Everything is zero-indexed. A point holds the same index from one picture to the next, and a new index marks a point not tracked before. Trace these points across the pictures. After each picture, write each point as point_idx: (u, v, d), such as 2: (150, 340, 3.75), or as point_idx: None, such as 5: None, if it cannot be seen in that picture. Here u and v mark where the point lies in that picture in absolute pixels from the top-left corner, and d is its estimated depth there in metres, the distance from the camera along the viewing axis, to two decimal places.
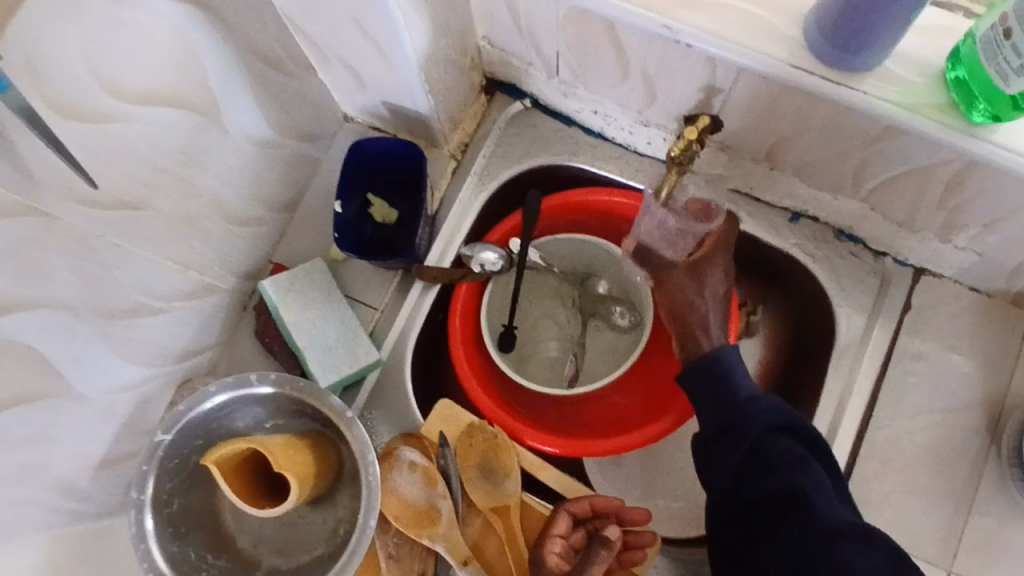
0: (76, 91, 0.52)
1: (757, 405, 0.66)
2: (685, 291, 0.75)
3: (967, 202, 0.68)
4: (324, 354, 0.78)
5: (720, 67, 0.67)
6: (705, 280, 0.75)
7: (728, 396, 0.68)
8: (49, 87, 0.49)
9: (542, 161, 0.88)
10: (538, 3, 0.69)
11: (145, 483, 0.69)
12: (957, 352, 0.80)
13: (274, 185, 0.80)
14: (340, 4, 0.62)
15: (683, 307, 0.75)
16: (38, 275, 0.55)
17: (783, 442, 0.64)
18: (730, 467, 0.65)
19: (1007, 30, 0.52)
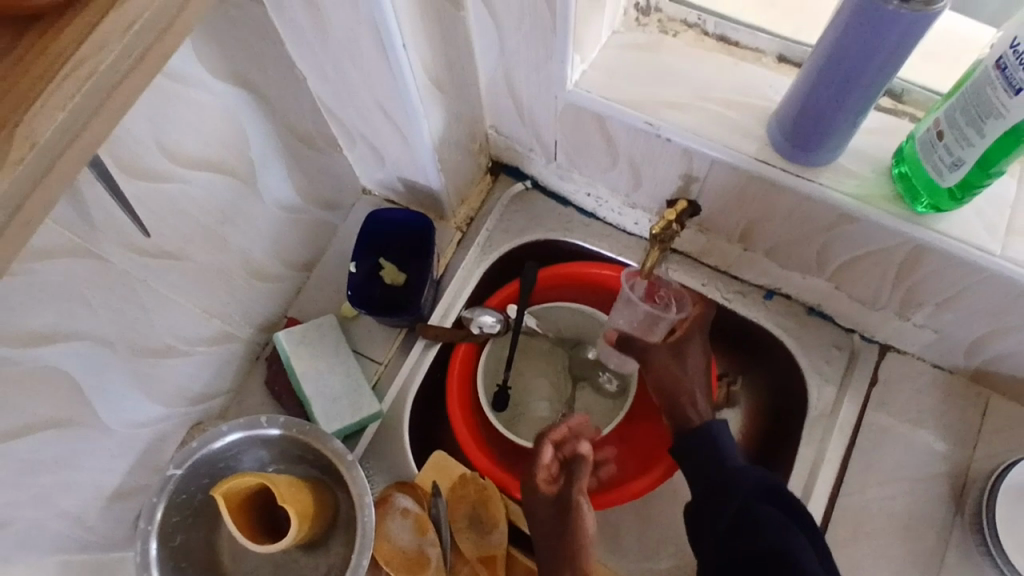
0: (140, 154, 0.61)
1: (745, 473, 0.71)
2: (674, 367, 0.82)
3: (920, 283, 0.75)
4: (329, 403, 0.84)
5: (695, 158, 0.76)
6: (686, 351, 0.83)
7: (717, 467, 0.74)
8: (119, 150, 0.58)
9: (539, 235, 0.96)
10: (539, 98, 0.79)
11: (153, 515, 0.73)
12: (923, 424, 0.85)
13: (295, 247, 0.88)
14: (367, 91, 0.72)
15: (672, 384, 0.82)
16: (86, 310, 0.62)
17: (765, 508, 0.67)
18: (717, 531, 0.68)
19: (940, 132, 0.61)
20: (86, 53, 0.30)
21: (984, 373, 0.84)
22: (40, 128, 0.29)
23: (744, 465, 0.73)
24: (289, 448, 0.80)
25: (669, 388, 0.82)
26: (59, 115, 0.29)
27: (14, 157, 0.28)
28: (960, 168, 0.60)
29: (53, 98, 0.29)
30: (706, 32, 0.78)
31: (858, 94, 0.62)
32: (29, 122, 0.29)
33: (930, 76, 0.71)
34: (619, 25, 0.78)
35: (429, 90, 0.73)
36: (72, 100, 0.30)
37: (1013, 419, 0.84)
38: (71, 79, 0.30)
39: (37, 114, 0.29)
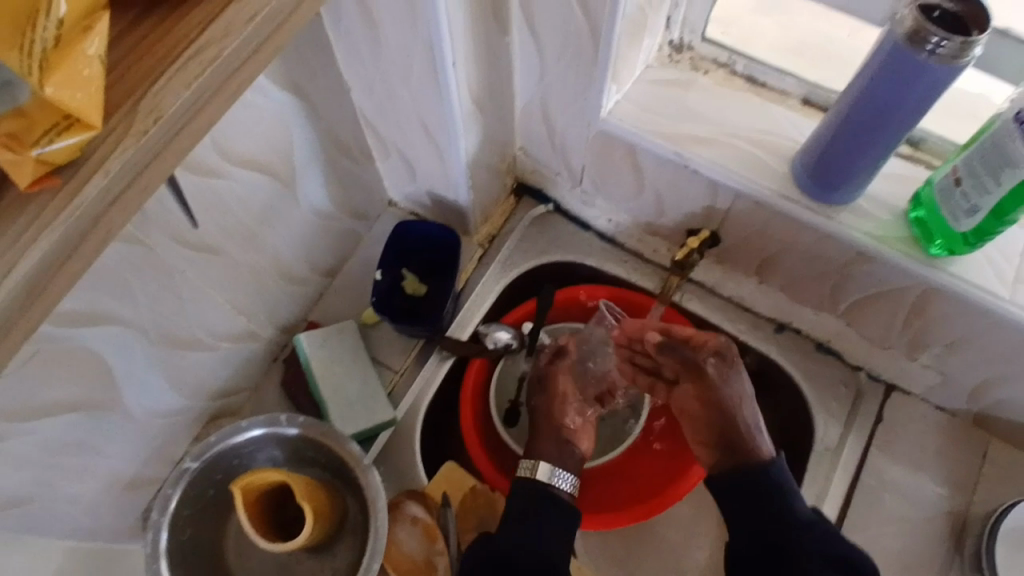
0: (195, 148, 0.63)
1: (803, 518, 0.72)
2: (701, 396, 0.84)
3: (929, 324, 0.78)
4: (346, 407, 0.85)
5: (720, 191, 0.79)
6: (709, 369, 0.83)
7: (790, 513, 0.73)
8: None
9: (559, 257, 0.99)
10: (572, 124, 0.83)
11: (167, 506, 0.73)
12: (925, 464, 0.87)
13: (322, 251, 0.90)
14: (411, 106, 0.75)
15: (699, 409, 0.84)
16: (125, 294, 0.63)
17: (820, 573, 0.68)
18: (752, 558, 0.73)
19: (958, 179, 0.64)
20: (211, 38, 0.32)
21: (986, 418, 0.86)
22: (164, 103, 0.31)
23: (811, 516, 0.73)
24: (304, 449, 0.80)
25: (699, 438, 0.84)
26: (182, 93, 0.32)
27: (138, 128, 0.31)
28: (976, 215, 0.63)
29: (179, 76, 0.32)
30: (735, 72, 0.81)
31: (884, 137, 0.65)
32: (155, 97, 0.31)
33: (947, 128, 0.75)
34: (653, 60, 0.82)
35: (471, 110, 0.76)
36: (195, 79, 0.32)
37: (1013, 465, 0.86)
38: (197, 60, 0.32)
39: (163, 89, 0.32)
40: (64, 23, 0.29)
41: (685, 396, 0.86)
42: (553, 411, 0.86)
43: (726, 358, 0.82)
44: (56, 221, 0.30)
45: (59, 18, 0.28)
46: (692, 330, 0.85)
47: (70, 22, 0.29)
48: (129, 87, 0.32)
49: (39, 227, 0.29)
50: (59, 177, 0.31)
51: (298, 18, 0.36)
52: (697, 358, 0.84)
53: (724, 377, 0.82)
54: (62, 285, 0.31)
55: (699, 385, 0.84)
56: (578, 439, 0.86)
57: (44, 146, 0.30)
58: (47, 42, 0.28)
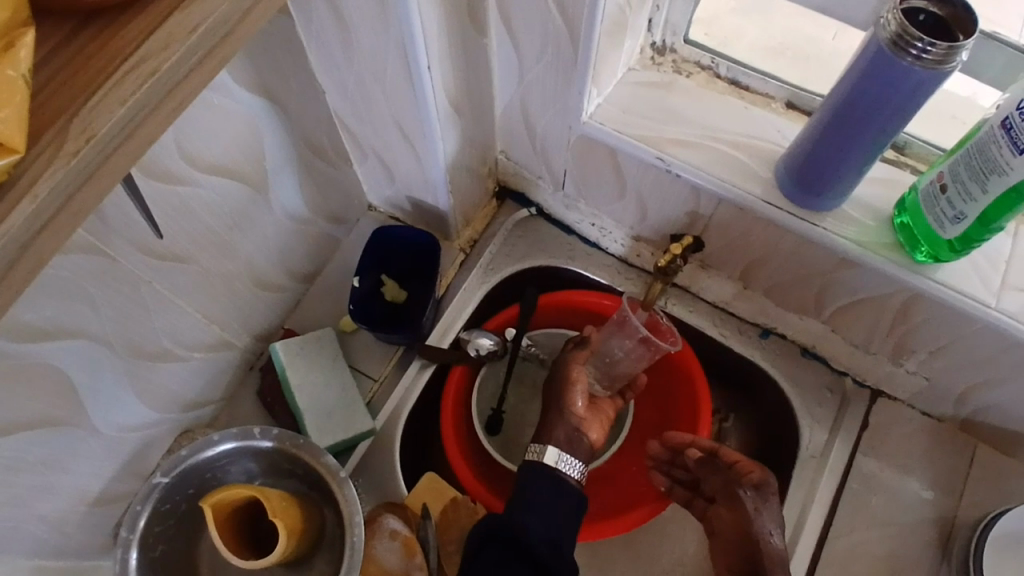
0: (159, 155, 0.60)
1: None
2: (733, 515, 0.79)
3: (914, 330, 0.77)
4: (323, 417, 0.83)
5: (703, 196, 0.78)
6: (744, 500, 0.78)
7: None
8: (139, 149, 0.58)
9: (542, 262, 0.97)
10: (553, 127, 0.81)
11: (136, 523, 0.71)
12: (911, 470, 0.86)
13: (298, 258, 0.88)
14: (387, 110, 0.73)
15: (741, 523, 0.78)
16: (88, 307, 0.61)
17: None
18: None
19: (943, 185, 0.63)
20: (149, 51, 0.30)
21: (972, 423, 0.85)
22: (98, 121, 0.29)
23: None
24: (279, 462, 0.78)
25: (720, 542, 0.81)
26: (118, 110, 0.30)
27: (70, 149, 0.29)
28: (962, 222, 0.62)
29: (114, 92, 0.30)
30: (718, 75, 0.80)
31: (866, 142, 0.63)
32: (89, 115, 0.29)
33: (932, 132, 0.74)
34: (635, 62, 0.81)
35: (447, 113, 0.74)
36: (133, 92, 0.30)
37: (999, 470, 0.86)
38: (134, 74, 0.30)
39: (97, 107, 0.29)
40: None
41: (719, 515, 0.82)
42: (564, 398, 0.84)
43: (763, 493, 0.77)
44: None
45: None
46: (740, 456, 0.81)
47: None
48: (61, 103, 0.30)
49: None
50: None
51: (248, 25, 0.34)
52: (734, 485, 0.79)
53: (758, 511, 0.77)
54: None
55: (733, 512, 0.80)
56: (588, 427, 0.84)
57: None
58: None
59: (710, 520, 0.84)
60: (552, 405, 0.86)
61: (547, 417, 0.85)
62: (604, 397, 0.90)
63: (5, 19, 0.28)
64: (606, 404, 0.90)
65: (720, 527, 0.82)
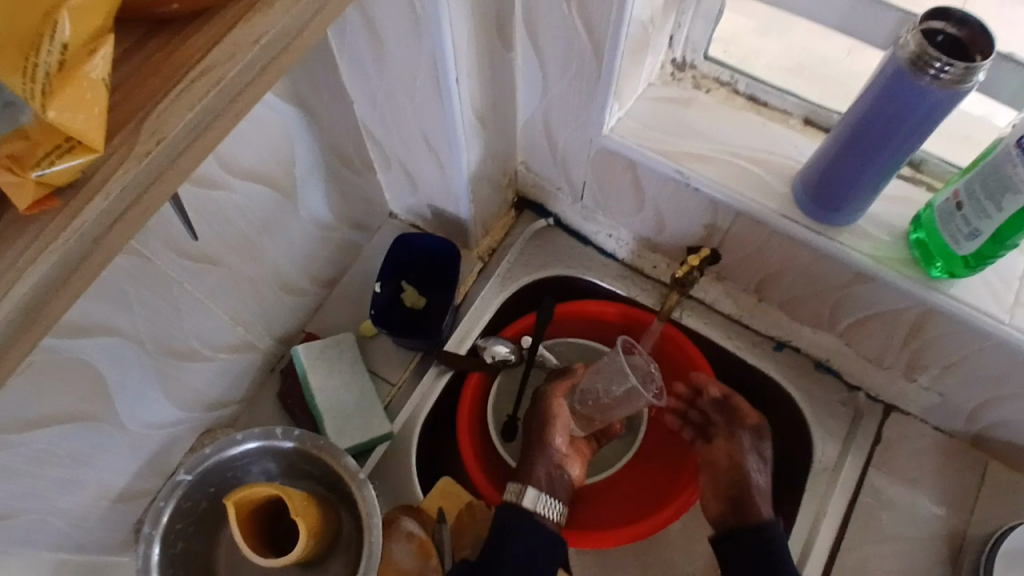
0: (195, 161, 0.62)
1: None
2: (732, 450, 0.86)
3: (927, 345, 0.78)
4: (342, 420, 0.84)
5: (721, 209, 0.79)
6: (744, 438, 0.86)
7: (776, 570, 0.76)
8: None
9: (559, 271, 0.99)
10: (574, 139, 0.83)
11: (159, 519, 0.72)
12: (922, 485, 0.87)
13: (321, 262, 0.90)
14: (414, 121, 0.75)
15: (737, 452, 0.86)
16: (122, 305, 0.63)
17: None
18: None
19: (959, 203, 0.64)
20: (217, 59, 0.32)
21: (984, 438, 0.86)
22: (167, 125, 0.31)
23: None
24: (299, 463, 0.79)
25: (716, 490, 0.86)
26: (187, 115, 0.32)
27: (141, 150, 0.31)
28: (977, 238, 0.63)
29: (185, 98, 0.32)
30: (737, 91, 0.82)
31: (883, 160, 0.65)
32: (160, 118, 0.31)
33: (947, 150, 0.75)
34: (656, 78, 0.82)
35: (472, 124, 0.76)
36: (201, 98, 0.32)
37: (1011, 487, 0.86)
38: (202, 80, 0.32)
39: (167, 111, 0.31)
40: (69, 46, 0.29)
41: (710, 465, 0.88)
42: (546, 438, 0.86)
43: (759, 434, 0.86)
44: (56, 243, 0.29)
45: (63, 41, 0.28)
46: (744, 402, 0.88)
47: (75, 45, 0.29)
48: (132, 107, 0.32)
49: (37, 249, 0.29)
50: (58, 199, 0.30)
51: (304, 36, 0.36)
52: (736, 425, 0.87)
53: (755, 449, 0.86)
54: (58, 308, 0.31)
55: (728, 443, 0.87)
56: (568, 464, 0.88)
57: (44, 167, 0.29)
58: (50, 66, 0.28)
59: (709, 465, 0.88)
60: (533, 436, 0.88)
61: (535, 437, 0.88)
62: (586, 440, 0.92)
63: (99, 25, 0.29)
64: (582, 443, 0.92)
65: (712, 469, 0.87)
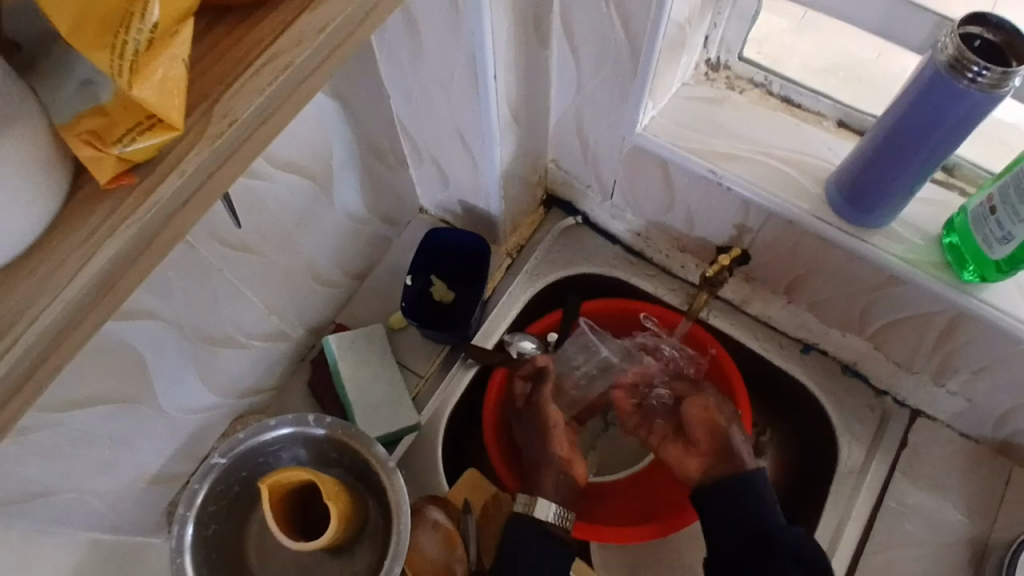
0: None
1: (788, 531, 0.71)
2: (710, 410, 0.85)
3: (957, 350, 0.78)
4: (371, 410, 0.86)
5: (752, 209, 0.79)
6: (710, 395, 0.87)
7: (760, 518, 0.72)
8: None
9: (586, 269, 0.99)
10: (605, 138, 0.83)
11: (194, 499, 0.74)
12: (949, 491, 0.86)
13: (353, 255, 0.91)
14: (449, 116, 0.76)
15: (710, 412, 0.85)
16: (164, 291, 0.65)
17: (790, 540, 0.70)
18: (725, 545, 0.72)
19: (993, 207, 0.64)
20: (284, 46, 0.34)
21: (1013, 445, 0.85)
22: (238, 107, 0.33)
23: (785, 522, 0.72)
24: (329, 450, 0.81)
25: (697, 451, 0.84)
26: (257, 99, 0.33)
27: (213, 131, 0.32)
28: (1009, 242, 0.63)
29: (254, 82, 0.33)
30: (770, 92, 0.82)
31: (917, 163, 0.65)
32: (232, 100, 0.33)
33: (983, 154, 0.75)
34: (689, 78, 0.83)
35: (507, 121, 0.77)
36: (269, 83, 0.33)
37: None
38: (270, 67, 0.33)
39: (238, 94, 0.33)
40: (157, 27, 0.30)
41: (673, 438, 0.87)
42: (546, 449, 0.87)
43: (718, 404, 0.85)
44: (133, 218, 0.31)
45: (152, 24, 0.29)
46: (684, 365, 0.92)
47: (161, 26, 0.30)
48: (206, 89, 0.33)
49: (117, 221, 0.31)
50: (135, 175, 0.32)
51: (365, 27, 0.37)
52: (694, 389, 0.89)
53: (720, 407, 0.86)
54: (132, 279, 0.32)
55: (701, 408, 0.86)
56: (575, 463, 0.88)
57: (126, 144, 0.31)
58: (139, 44, 0.29)
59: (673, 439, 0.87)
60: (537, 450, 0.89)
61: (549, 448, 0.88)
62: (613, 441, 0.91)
63: (184, 7, 0.30)
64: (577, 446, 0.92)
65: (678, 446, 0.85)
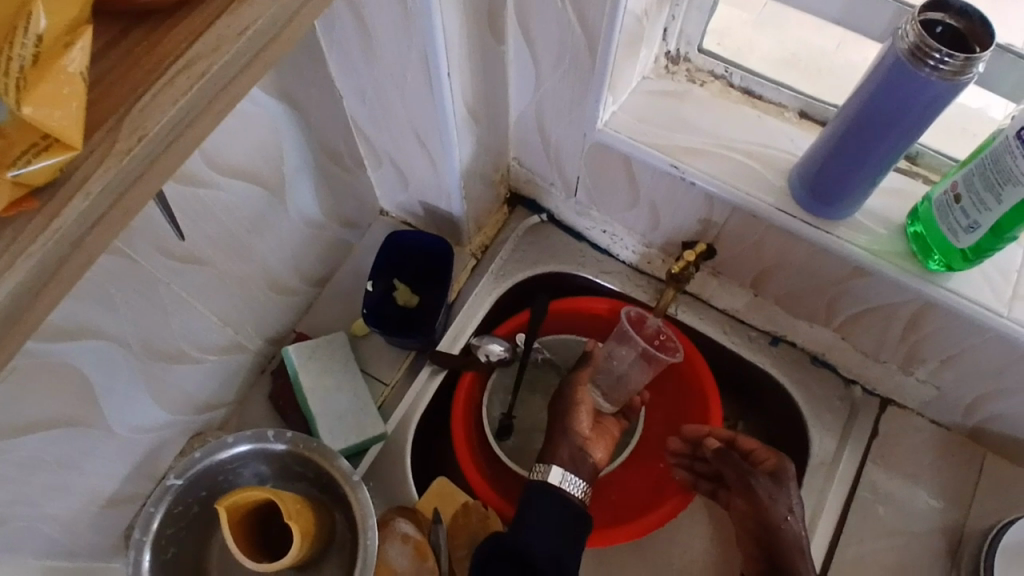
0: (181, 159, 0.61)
1: None
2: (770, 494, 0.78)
3: (924, 339, 0.78)
4: (335, 421, 0.83)
5: (717, 203, 0.78)
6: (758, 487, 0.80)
7: None
8: None
9: (553, 268, 0.98)
10: (567, 135, 0.81)
11: (149, 525, 0.71)
12: (920, 478, 0.87)
13: (311, 261, 0.88)
14: (405, 115, 0.73)
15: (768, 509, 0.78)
16: (106, 308, 0.61)
17: None
18: None
19: (957, 195, 0.63)
20: (200, 51, 0.31)
21: (980, 432, 0.86)
22: (149, 120, 0.30)
23: None
24: (291, 465, 0.78)
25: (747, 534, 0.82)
26: (169, 110, 0.30)
27: (121, 147, 0.30)
28: (976, 231, 0.62)
29: (166, 93, 0.30)
30: (731, 84, 0.81)
31: (881, 153, 0.64)
32: (141, 113, 0.30)
33: (943, 142, 0.75)
34: (649, 71, 0.81)
35: (465, 120, 0.75)
36: (185, 91, 0.31)
37: (1008, 480, 0.86)
38: (185, 74, 0.31)
39: (148, 106, 0.30)
40: (44, 39, 0.28)
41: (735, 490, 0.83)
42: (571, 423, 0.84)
43: (779, 478, 0.78)
44: (33, 246, 0.28)
45: (38, 33, 0.28)
46: (755, 445, 0.83)
47: (48, 40, 0.28)
48: (114, 102, 0.30)
49: (14, 252, 0.28)
50: (37, 199, 0.29)
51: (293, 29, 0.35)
52: (748, 475, 0.81)
53: (773, 498, 0.78)
54: (38, 316, 0.29)
55: (749, 502, 0.81)
56: (592, 446, 0.84)
57: (20, 167, 0.28)
58: (24, 60, 0.28)
59: (738, 504, 0.83)
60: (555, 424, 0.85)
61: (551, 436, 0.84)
62: (603, 420, 0.89)
63: (74, 17, 0.29)
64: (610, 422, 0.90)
65: (741, 505, 0.83)
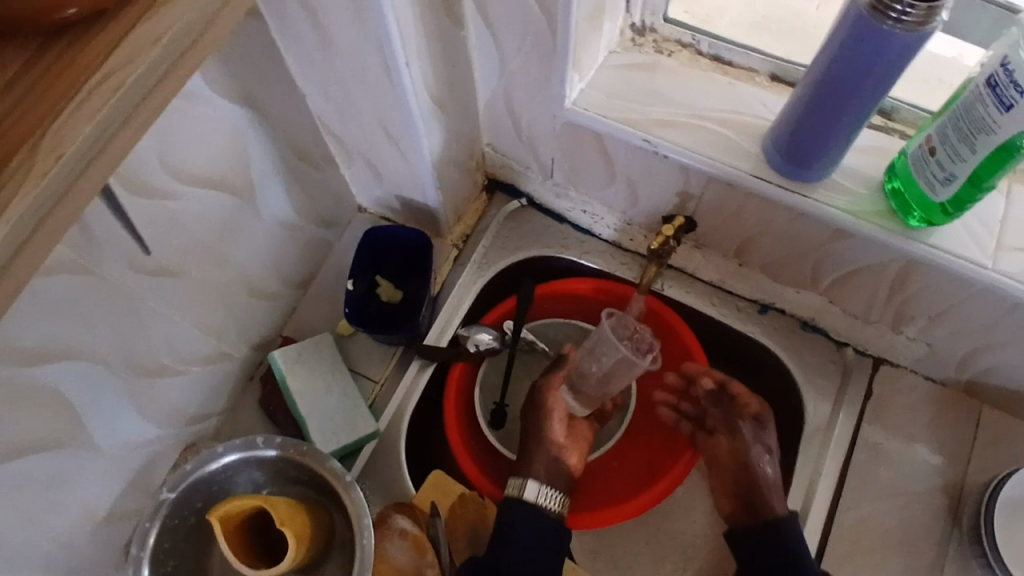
0: (142, 172, 0.60)
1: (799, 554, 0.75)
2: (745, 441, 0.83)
3: (911, 296, 0.77)
4: (326, 422, 0.82)
5: (692, 175, 0.77)
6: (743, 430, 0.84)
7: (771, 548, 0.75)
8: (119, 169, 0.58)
9: (536, 252, 0.97)
10: (538, 116, 0.80)
11: (146, 540, 0.71)
12: (917, 436, 0.86)
13: (291, 263, 0.88)
14: (369, 109, 0.72)
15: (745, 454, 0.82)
16: (80, 328, 0.61)
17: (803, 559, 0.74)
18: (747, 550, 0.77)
19: (932, 148, 0.62)
20: (115, 64, 0.31)
21: (975, 386, 0.85)
22: (66, 139, 0.30)
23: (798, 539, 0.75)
24: (285, 470, 0.78)
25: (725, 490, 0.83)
26: (86, 128, 0.30)
27: (38, 172, 0.29)
28: (953, 183, 0.61)
29: (83, 110, 0.30)
30: (700, 52, 0.79)
31: (854, 111, 0.63)
32: (57, 134, 0.30)
33: (918, 95, 0.73)
34: (616, 45, 0.80)
35: (431, 109, 0.74)
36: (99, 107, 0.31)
37: (1005, 432, 0.86)
38: (102, 89, 0.31)
39: (64, 126, 0.30)
40: None
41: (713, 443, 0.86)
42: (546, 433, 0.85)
43: (762, 423, 0.83)
44: None
45: None
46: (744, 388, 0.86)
47: None
48: (28, 124, 0.30)
49: None
50: None
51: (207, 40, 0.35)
52: (734, 418, 0.85)
53: (756, 439, 0.82)
54: None
55: (730, 442, 0.84)
56: (568, 454, 0.86)
57: None
58: None
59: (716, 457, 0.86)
60: (529, 434, 0.86)
61: (526, 447, 0.85)
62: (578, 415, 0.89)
63: None
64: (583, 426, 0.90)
65: (717, 457, 0.85)
